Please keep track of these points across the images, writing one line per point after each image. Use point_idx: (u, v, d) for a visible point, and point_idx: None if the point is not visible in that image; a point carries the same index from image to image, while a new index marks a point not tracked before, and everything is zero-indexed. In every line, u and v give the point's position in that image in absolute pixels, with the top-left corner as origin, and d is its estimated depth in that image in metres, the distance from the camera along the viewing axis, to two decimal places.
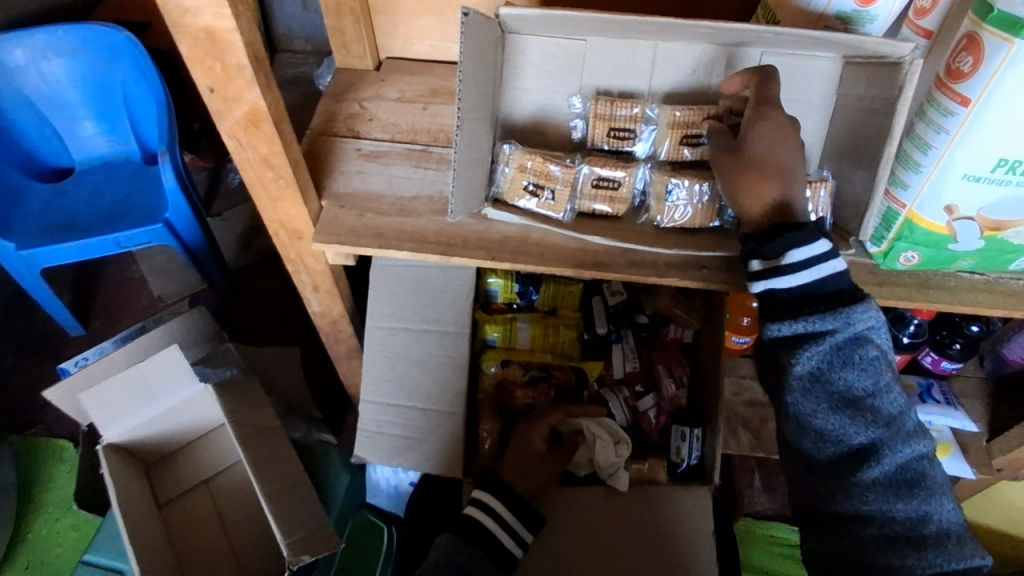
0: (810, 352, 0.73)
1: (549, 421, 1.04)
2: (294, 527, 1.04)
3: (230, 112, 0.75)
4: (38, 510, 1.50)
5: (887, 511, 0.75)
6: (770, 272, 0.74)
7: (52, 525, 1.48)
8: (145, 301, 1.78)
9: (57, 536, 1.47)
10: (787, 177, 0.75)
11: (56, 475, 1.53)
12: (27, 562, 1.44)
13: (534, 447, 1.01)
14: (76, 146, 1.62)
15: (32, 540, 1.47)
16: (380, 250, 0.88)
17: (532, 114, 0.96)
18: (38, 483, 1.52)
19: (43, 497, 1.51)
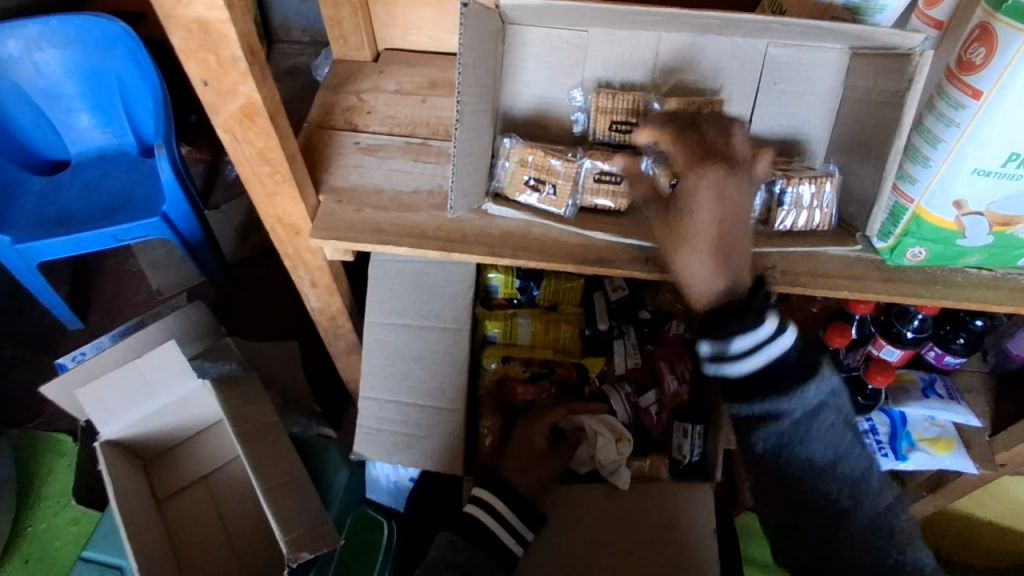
0: (771, 431, 0.78)
1: (549, 420, 1.03)
2: (293, 525, 1.03)
3: (225, 105, 0.74)
4: (37, 504, 1.49)
5: (863, 546, 0.84)
6: (720, 362, 0.74)
7: (52, 519, 1.48)
8: (143, 295, 1.77)
9: (58, 530, 1.46)
10: (722, 253, 0.75)
11: (56, 469, 1.52)
12: (26, 556, 1.44)
13: (535, 444, 1.00)
14: (72, 138, 1.60)
15: (31, 534, 1.46)
16: (379, 245, 0.86)
17: (533, 107, 0.95)
18: (37, 477, 1.52)
19: (42, 492, 1.50)
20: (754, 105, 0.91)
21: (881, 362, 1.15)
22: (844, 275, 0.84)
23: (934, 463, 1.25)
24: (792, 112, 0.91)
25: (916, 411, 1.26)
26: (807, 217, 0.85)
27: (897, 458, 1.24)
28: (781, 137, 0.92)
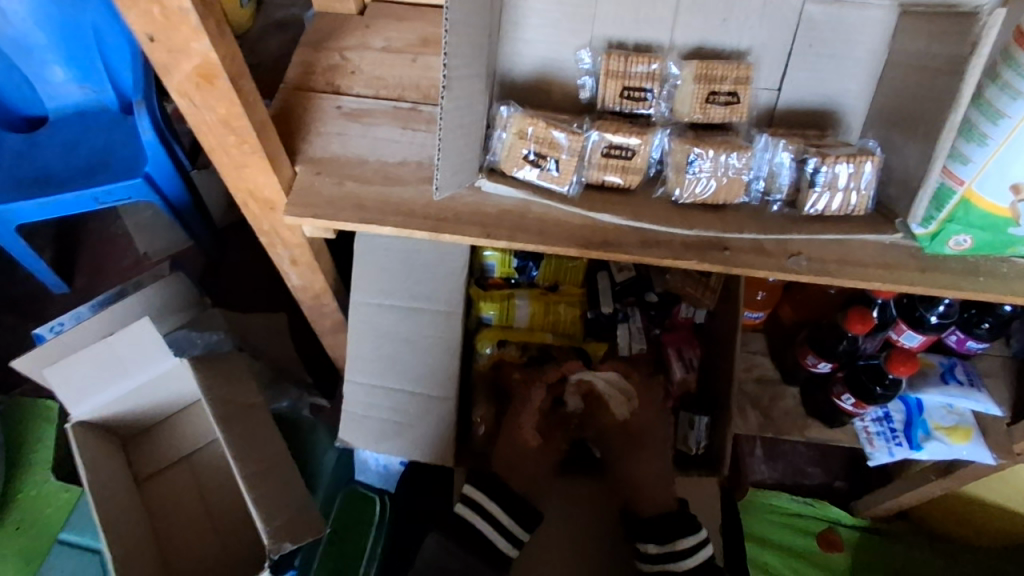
0: None
1: (546, 378, 1.00)
2: (276, 512, 0.95)
3: (179, 65, 0.65)
4: (25, 470, 1.32)
5: None
6: None
7: (43, 486, 1.30)
8: (129, 259, 1.63)
9: (49, 497, 1.29)
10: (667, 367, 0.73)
11: (46, 436, 1.34)
12: (18, 522, 1.27)
13: (525, 442, 0.98)
14: (47, 92, 1.46)
15: (21, 501, 1.29)
16: (361, 225, 0.77)
17: (535, 69, 0.86)
18: (25, 444, 1.34)
19: (31, 459, 1.33)
20: (785, 70, 0.83)
21: (903, 350, 1.05)
22: (877, 264, 0.75)
23: (949, 455, 1.12)
24: (827, 79, 0.83)
25: (933, 398, 1.14)
26: (842, 200, 0.77)
27: (910, 448, 1.14)
28: (816, 107, 0.85)
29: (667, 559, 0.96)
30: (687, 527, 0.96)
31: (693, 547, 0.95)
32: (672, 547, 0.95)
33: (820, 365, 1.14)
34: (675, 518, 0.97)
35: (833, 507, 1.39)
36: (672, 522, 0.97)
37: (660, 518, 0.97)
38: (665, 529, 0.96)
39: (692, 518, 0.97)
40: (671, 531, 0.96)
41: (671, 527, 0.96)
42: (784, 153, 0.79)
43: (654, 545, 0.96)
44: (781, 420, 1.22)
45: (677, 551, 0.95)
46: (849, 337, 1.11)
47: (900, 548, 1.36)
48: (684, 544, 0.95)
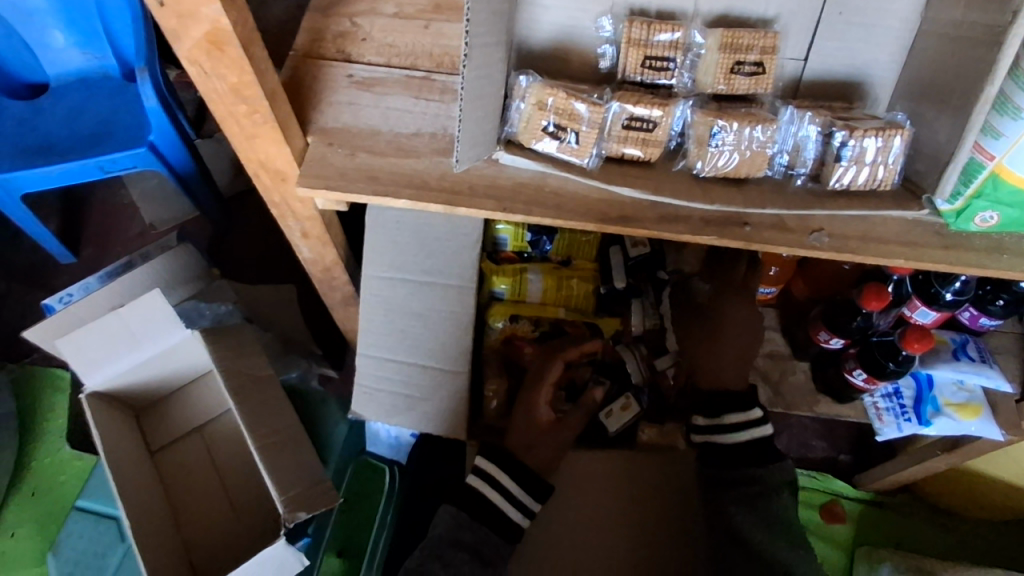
0: None
1: (565, 356, 1.01)
2: (290, 483, 0.95)
3: (187, 31, 0.62)
4: (39, 437, 1.34)
5: None
6: None
7: (57, 454, 1.32)
8: (135, 229, 1.62)
9: (62, 464, 1.31)
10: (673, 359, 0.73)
11: (58, 404, 1.36)
12: (34, 488, 1.29)
13: (539, 421, 0.99)
14: (49, 59, 1.43)
15: (35, 468, 1.31)
16: (374, 197, 0.76)
17: (553, 37, 0.83)
18: (38, 412, 1.36)
19: (42, 427, 1.34)
20: (812, 40, 0.82)
21: (918, 327, 1.03)
22: (901, 241, 0.74)
23: (958, 430, 1.10)
24: (858, 49, 0.82)
25: (943, 373, 1.12)
26: (869, 174, 0.75)
27: (918, 423, 1.14)
28: (842, 78, 0.84)
29: (713, 430, 0.97)
30: (736, 404, 0.97)
31: (743, 423, 0.95)
32: (719, 419, 0.96)
33: (832, 341, 1.13)
34: (726, 399, 0.98)
35: (835, 480, 1.40)
36: (722, 397, 0.98)
37: (715, 395, 0.99)
38: (714, 404, 0.98)
39: (750, 399, 0.98)
40: (717, 406, 0.97)
41: (720, 403, 0.97)
42: (810, 126, 0.78)
43: (702, 417, 0.99)
44: (789, 394, 1.21)
45: (723, 424, 0.96)
46: (864, 313, 1.09)
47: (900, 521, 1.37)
48: (732, 418, 0.96)
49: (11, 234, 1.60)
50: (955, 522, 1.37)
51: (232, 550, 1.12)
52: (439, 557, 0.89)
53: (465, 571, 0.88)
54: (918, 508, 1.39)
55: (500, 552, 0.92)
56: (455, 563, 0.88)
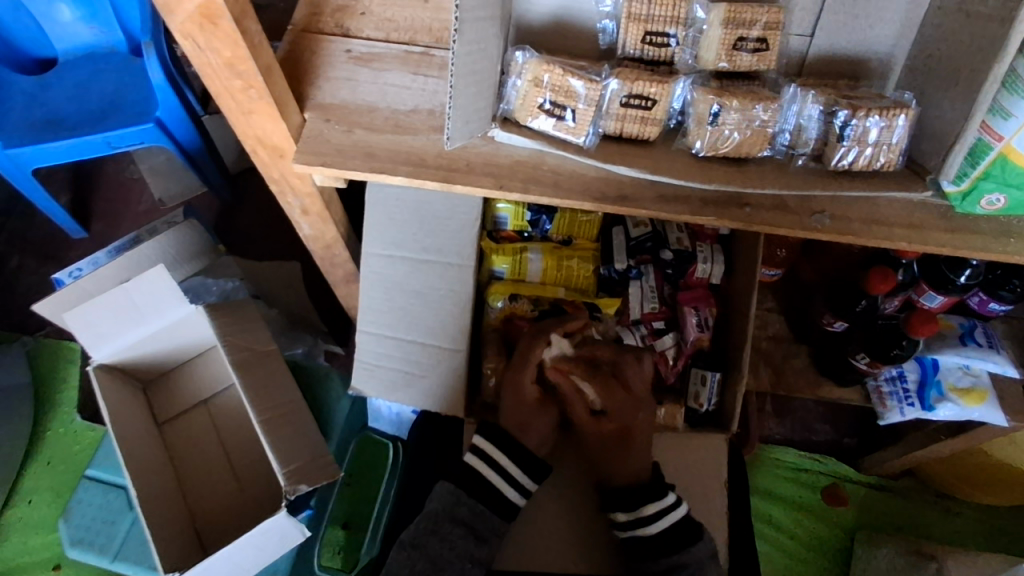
0: None
1: (550, 337, 0.99)
2: (291, 456, 0.96)
3: (180, 4, 0.62)
4: (51, 410, 1.36)
5: None
6: None
7: (69, 425, 1.35)
8: (145, 205, 1.62)
9: (75, 434, 1.34)
10: None
11: (71, 377, 1.39)
12: (48, 457, 1.32)
13: (527, 396, 0.98)
14: (57, 34, 1.43)
15: (49, 438, 1.34)
16: (372, 174, 0.76)
17: (552, 12, 0.83)
18: (52, 385, 1.38)
19: (57, 398, 1.37)
20: (819, 15, 0.80)
21: (925, 312, 1.01)
22: (903, 224, 0.73)
23: (961, 416, 1.08)
24: (866, 25, 0.80)
25: (949, 359, 1.10)
26: (872, 155, 0.74)
27: (922, 409, 1.11)
28: (849, 55, 0.83)
29: (636, 524, 0.92)
30: (649, 494, 0.92)
31: (659, 512, 0.92)
32: (639, 513, 0.92)
33: (836, 324, 1.12)
34: (636, 490, 0.93)
35: (839, 463, 1.39)
36: (637, 491, 0.93)
37: (627, 490, 0.93)
38: (629, 497, 0.93)
39: (660, 484, 0.94)
40: (635, 499, 0.92)
41: (637, 496, 0.92)
42: (813, 105, 0.76)
43: (623, 513, 0.93)
44: (792, 379, 1.19)
45: (644, 517, 0.92)
46: (869, 297, 1.06)
47: (903, 505, 1.37)
48: (650, 510, 0.92)
49: (23, 209, 1.61)
50: (958, 507, 1.36)
51: (239, 521, 1.14)
52: (435, 532, 0.91)
53: (460, 547, 0.90)
54: (921, 493, 1.38)
55: (494, 529, 0.93)
56: (451, 539, 0.90)
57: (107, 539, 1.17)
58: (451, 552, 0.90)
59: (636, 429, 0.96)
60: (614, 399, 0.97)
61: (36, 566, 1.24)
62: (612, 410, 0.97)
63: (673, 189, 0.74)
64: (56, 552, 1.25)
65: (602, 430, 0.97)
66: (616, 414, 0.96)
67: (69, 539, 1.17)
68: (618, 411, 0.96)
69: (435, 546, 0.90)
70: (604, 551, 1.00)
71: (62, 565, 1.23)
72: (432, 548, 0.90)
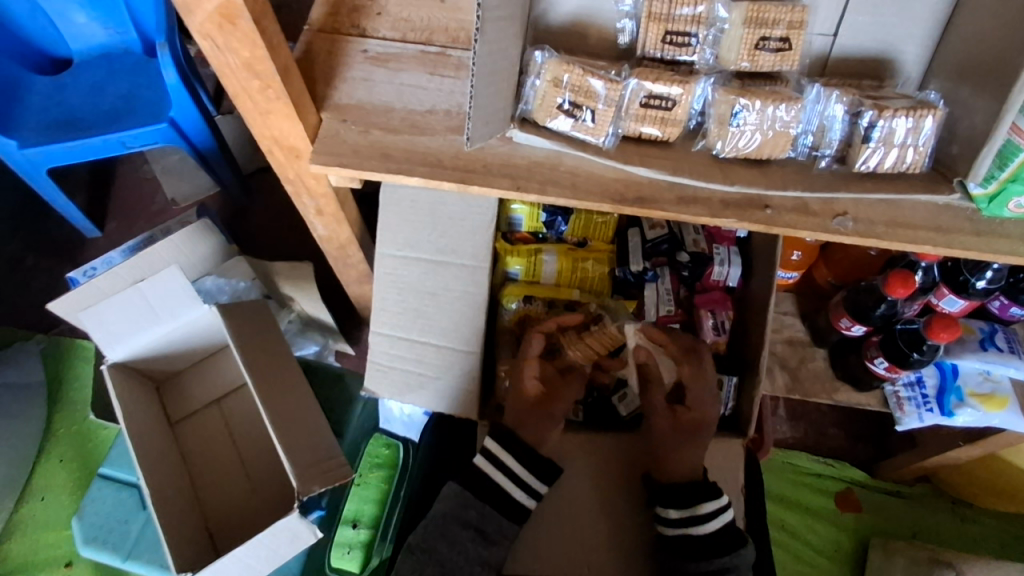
0: None
1: (542, 329, 1.02)
2: (304, 456, 0.96)
3: (199, 4, 0.62)
4: (65, 408, 1.37)
5: None
6: None
7: (83, 422, 1.36)
8: (159, 205, 1.63)
9: (89, 432, 1.35)
10: None
11: (85, 375, 1.39)
12: (61, 455, 1.33)
13: (526, 393, 0.98)
14: (71, 34, 1.45)
15: (63, 436, 1.35)
16: (388, 174, 0.75)
17: (571, 13, 0.82)
18: (65, 383, 1.39)
19: (71, 396, 1.38)
20: (842, 14, 0.79)
21: (945, 314, 0.98)
22: (929, 226, 0.72)
23: (981, 422, 1.07)
24: (890, 24, 0.79)
25: (969, 364, 1.08)
26: (897, 157, 0.73)
27: (941, 414, 1.09)
28: (873, 55, 0.82)
29: (689, 522, 0.90)
30: (706, 492, 0.91)
31: (715, 512, 0.91)
32: (695, 510, 0.90)
33: (854, 328, 1.10)
34: (695, 484, 0.92)
35: (853, 469, 1.38)
36: (694, 487, 0.92)
37: (684, 484, 0.92)
38: (686, 493, 0.91)
39: (714, 485, 0.93)
40: (693, 495, 0.91)
41: (695, 491, 0.91)
42: (837, 105, 0.75)
43: (674, 509, 0.91)
44: (809, 383, 1.17)
45: (699, 515, 0.90)
46: (888, 300, 1.04)
47: (920, 513, 1.35)
48: (707, 508, 0.90)
49: (37, 208, 1.62)
50: (976, 513, 1.34)
51: (252, 521, 1.13)
52: (443, 535, 0.90)
53: (469, 550, 0.89)
54: (938, 499, 1.36)
55: (505, 532, 0.92)
56: (460, 541, 0.90)
57: (120, 538, 1.16)
58: (459, 556, 0.89)
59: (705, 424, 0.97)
60: (693, 387, 0.98)
61: (48, 564, 1.24)
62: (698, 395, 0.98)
63: (693, 189, 0.74)
64: (69, 549, 1.25)
65: (678, 420, 0.97)
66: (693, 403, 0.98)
67: (81, 538, 1.16)
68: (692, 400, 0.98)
69: (444, 549, 0.90)
70: (618, 555, 0.99)
71: (73, 563, 1.24)
72: (440, 551, 0.90)
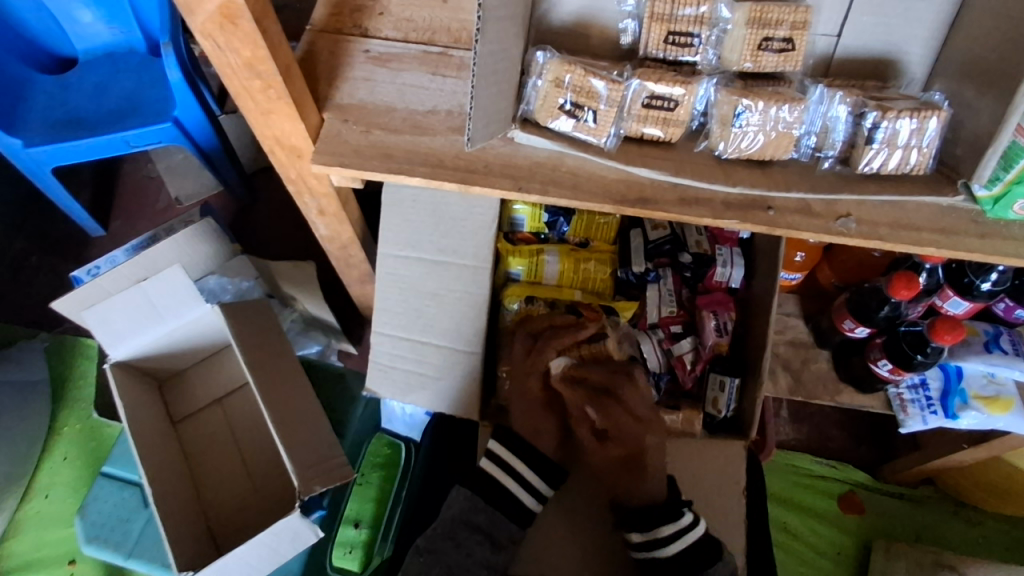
0: None
1: (558, 346, 0.99)
2: (305, 456, 0.96)
3: (200, 5, 0.62)
4: (69, 407, 1.37)
5: None
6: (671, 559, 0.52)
7: (86, 421, 1.36)
8: (162, 204, 1.63)
9: (93, 431, 1.35)
10: None
11: (89, 374, 1.40)
12: (65, 452, 1.33)
13: (534, 395, 0.97)
14: (76, 34, 1.45)
15: (67, 434, 1.35)
16: (389, 175, 0.75)
17: (575, 13, 0.82)
18: (69, 381, 1.40)
19: (75, 394, 1.38)
20: (846, 15, 0.79)
21: (949, 316, 0.98)
22: (932, 228, 0.71)
23: (985, 424, 1.06)
24: (895, 24, 0.79)
25: (974, 366, 1.07)
26: (901, 158, 0.72)
27: (945, 417, 1.09)
28: (878, 55, 0.81)
29: (651, 546, 0.88)
30: (665, 514, 0.89)
31: (676, 534, 0.88)
32: (654, 534, 0.88)
33: (857, 330, 1.09)
34: (657, 509, 0.90)
35: (856, 471, 1.37)
36: (651, 511, 0.90)
37: (644, 508, 0.91)
38: (645, 518, 0.90)
39: (677, 504, 0.91)
40: (649, 519, 0.89)
41: (652, 515, 0.89)
42: (840, 106, 0.75)
43: (638, 533, 0.91)
44: (812, 385, 1.17)
45: (659, 539, 0.88)
46: (892, 302, 1.04)
47: (923, 515, 1.34)
48: (666, 531, 0.88)
49: (41, 206, 1.62)
50: (979, 516, 1.33)
51: (252, 521, 1.14)
52: (452, 538, 0.90)
53: (477, 554, 0.89)
54: (941, 501, 1.35)
55: (511, 536, 0.92)
56: (468, 545, 0.89)
57: (121, 536, 1.16)
58: (466, 559, 0.88)
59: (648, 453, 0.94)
60: (617, 421, 0.95)
61: (52, 561, 1.25)
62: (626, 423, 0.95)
63: (695, 191, 0.73)
64: (72, 547, 1.26)
65: (611, 455, 0.94)
66: (621, 437, 0.94)
67: (83, 536, 1.16)
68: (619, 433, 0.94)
69: (452, 552, 0.89)
70: (619, 556, 0.99)
71: (77, 561, 1.24)
72: (448, 554, 0.88)
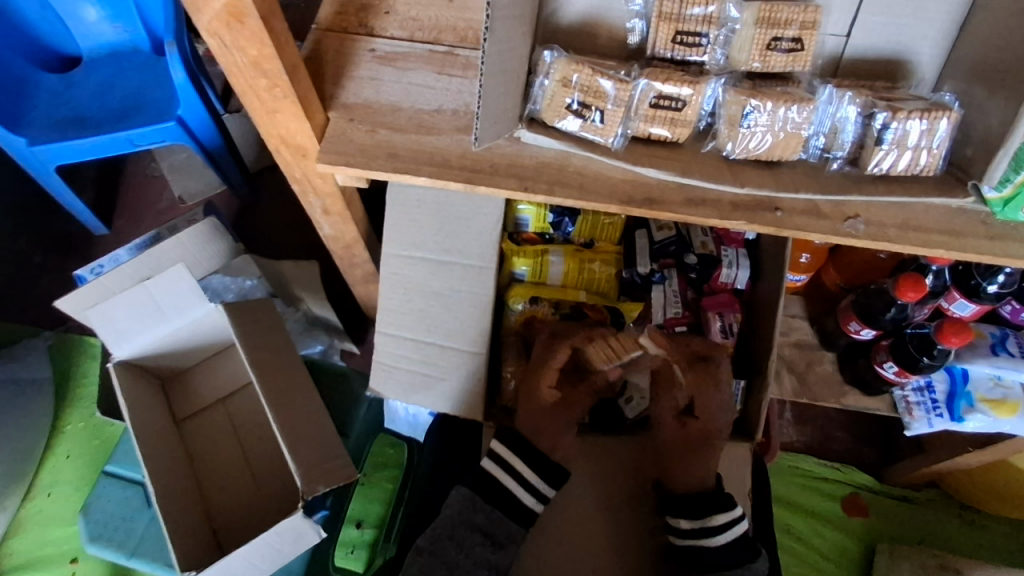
0: None
1: (571, 342, 0.97)
2: (309, 456, 0.95)
3: (207, 3, 0.62)
4: (72, 405, 1.37)
5: None
6: None
7: (89, 419, 1.36)
8: (166, 203, 1.63)
9: (96, 429, 1.35)
10: None
11: (92, 372, 1.40)
12: (68, 450, 1.33)
13: (543, 400, 0.96)
14: (81, 33, 1.45)
15: (70, 432, 1.35)
16: (395, 174, 0.75)
17: (582, 13, 0.82)
18: (72, 380, 1.39)
19: (77, 392, 1.38)
20: (856, 15, 0.79)
21: (957, 318, 0.97)
22: (942, 231, 0.71)
23: (991, 427, 1.05)
24: (905, 25, 0.78)
25: (980, 368, 1.06)
26: (910, 160, 0.72)
27: (951, 419, 1.08)
28: (887, 56, 0.81)
29: (699, 534, 0.90)
30: (718, 503, 0.90)
31: (726, 525, 0.89)
32: (705, 522, 0.90)
33: (863, 332, 1.08)
34: (705, 497, 0.91)
35: (860, 473, 1.37)
36: (704, 498, 0.91)
37: (693, 496, 0.91)
38: (696, 504, 0.90)
39: (726, 495, 0.92)
40: (703, 507, 0.90)
41: (705, 504, 0.90)
42: (849, 107, 0.74)
43: (686, 520, 0.91)
44: (817, 387, 1.16)
45: (710, 527, 0.89)
46: (898, 304, 1.03)
47: (928, 519, 1.33)
48: (717, 520, 0.89)
49: (45, 205, 1.62)
50: (984, 520, 1.33)
51: (255, 520, 1.13)
52: (452, 538, 0.90)
53: (477, 554, 0.89)
54: (946, 505, 1.35)
55: (512, 535, 0.92)
56: (468, 546, 0.89)
57: (125, 535, 1.15)
58: (467, 559, 0.89)
59: (716, 433, 0.94)
60: (704, 400, 0.94)
61: (55, 559, 1.25)
62: (676, 402, 0.95)
63: (703, 191, 0.73)
64: (75, 546, 1.26)
65: (687, 433, 0.94)
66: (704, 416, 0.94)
67: (87, 535, 1.15)
68: (703, 408, 0.94)
69: (452, 552, 0.89)
70: (623, 557, 0.98)
71: (79, 560, 1.24)
72: (448, 554, 0.89)
